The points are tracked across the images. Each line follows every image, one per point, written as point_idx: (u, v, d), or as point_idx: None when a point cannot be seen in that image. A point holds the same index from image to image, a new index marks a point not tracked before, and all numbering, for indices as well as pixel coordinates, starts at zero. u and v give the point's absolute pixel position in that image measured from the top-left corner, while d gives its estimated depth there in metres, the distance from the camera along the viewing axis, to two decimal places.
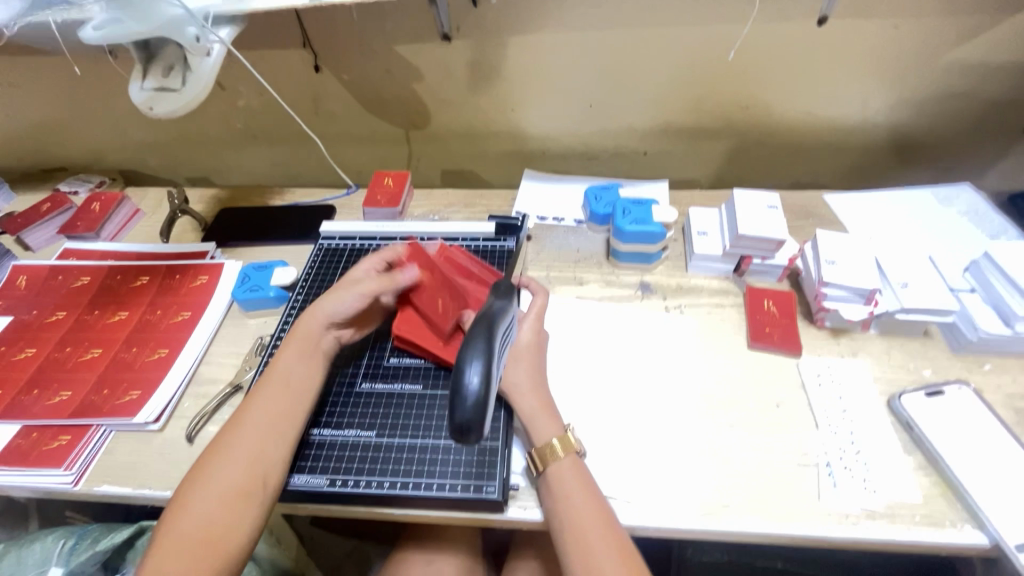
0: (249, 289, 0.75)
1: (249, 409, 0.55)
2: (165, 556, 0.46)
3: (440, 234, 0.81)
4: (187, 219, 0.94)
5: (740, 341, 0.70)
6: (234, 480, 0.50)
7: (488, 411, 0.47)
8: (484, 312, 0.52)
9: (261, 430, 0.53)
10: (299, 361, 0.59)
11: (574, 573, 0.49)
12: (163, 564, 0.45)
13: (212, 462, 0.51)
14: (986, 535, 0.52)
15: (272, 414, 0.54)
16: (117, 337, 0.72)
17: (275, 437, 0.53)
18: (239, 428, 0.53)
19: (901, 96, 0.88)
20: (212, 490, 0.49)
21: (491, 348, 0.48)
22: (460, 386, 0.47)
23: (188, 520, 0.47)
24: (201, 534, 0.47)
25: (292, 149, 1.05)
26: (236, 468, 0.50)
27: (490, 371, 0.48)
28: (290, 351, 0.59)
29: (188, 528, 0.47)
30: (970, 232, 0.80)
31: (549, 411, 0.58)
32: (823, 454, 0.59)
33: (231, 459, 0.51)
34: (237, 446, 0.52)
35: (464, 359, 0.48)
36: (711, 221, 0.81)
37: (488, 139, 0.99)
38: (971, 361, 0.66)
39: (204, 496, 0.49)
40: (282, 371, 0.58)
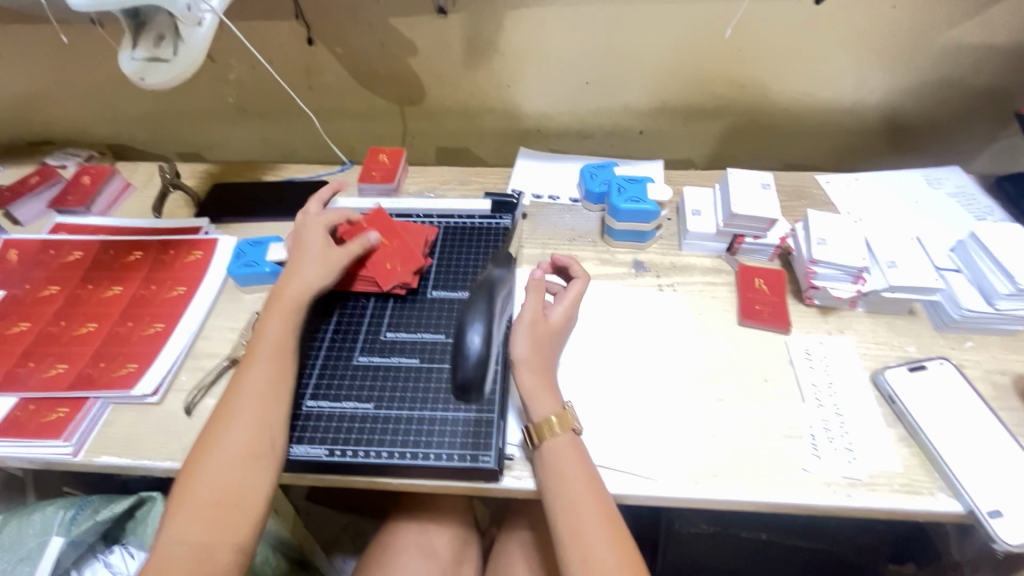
0: (244, 264, 0.75)
1: (243, 378, 0.55)
2: (186, 523, 0.47)
3: (436, 212, 0.81)
4: (179, 194, 0.93)
5: (730, 318, 0.72)
6: (241, 447, 0.51)
7: (488, 367, 0.51)
8: (486, 278, 0.55)
9: (257, 395, 0.54)
10: (284, 328, 0.59)
11: (560, 531, 0.52)
12: (185, 531, 0.47)
13: (217, 432, 0.51)
14: (960, 503, 0.54)
15: (267, 379, 0.55)
16: (111, 312, 0.72)
17: (274, 401, 0.54)
18: (235, 396, 0.54)
19: (896, 77, 0.89)
20: (221, 458, 0.50)
21: (492, 310, 0.51)
22: (462, 343, 0.50)
23: (202, 488, 0.48)
24: (217, 499, 0.48)
25: (285, 125, 1.04)
26: (241, 435, 0.51)
27: (491, 331, 0.51)
28: (276, 318, 0.60)
29: (204, 495, 0.48)
30: (959, 213, 0.81)
31: (551, 390, 0.59)
32: (810, 426, 0.61)
33: (233, 427, 0.52)
34: (238, 415, 0.52)
35: (467, 321, 0.51)
36: (705, 200, 0.81)
37: (484, 116, 0.98)
38: (953, 338, 0.68)
39: (213, 465, 0.49)
40: (268, 338, 0.58)
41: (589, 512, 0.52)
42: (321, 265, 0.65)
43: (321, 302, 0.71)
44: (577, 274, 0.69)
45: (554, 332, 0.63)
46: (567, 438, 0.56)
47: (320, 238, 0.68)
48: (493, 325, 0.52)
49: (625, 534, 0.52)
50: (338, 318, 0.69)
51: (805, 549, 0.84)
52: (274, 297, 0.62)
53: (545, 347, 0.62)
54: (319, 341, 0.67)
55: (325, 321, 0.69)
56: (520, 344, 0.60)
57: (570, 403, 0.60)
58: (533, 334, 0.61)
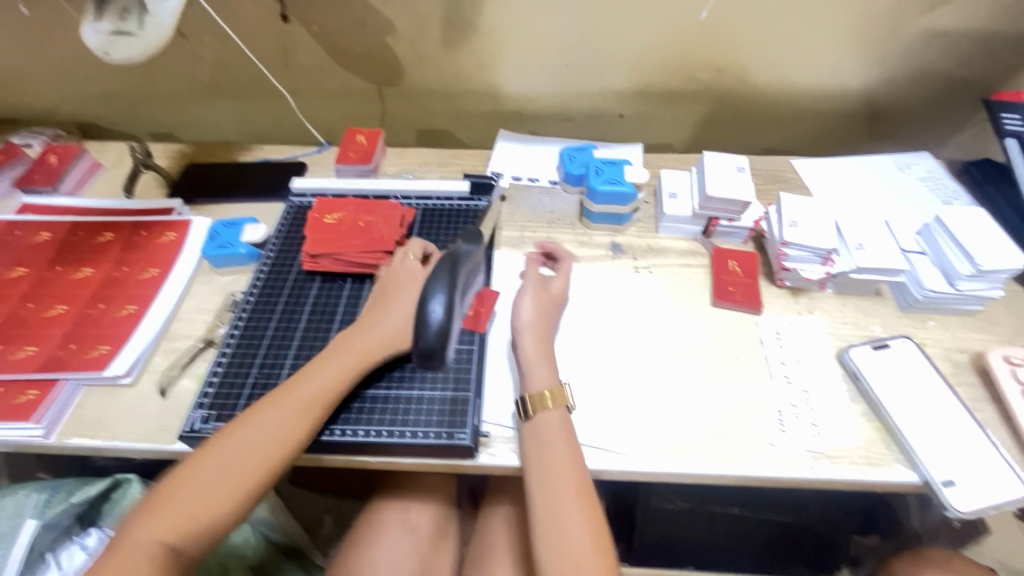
0: (219, 246, 0.74)
1: (276, 403, 0.54)
2: (156, 524, 0.47)
3: (414, 193, 0.81)
4: (150, 174, 0.91)
5: (705, 299, 0.73)
6: (240, 474, 0.50)
7: (450, 337, 0.50)
8: (450, 250, 0.53)
9: (281, 430, 0.52)
10: (344, 373, 0.57)
11: (534, 492, 0.54)
12: (152, 531, 0.47)
13: (228, 444, 0.51)
14: (916, 473, 0.57)
15: (299, 419, 0.53)
16: (81, 294, 0.71)
17: (290, 439, 0.52)
18: (263, 420, 0.53)
19: (870, 63, 0.90)
20: (218, 476, 0.49)
21: (454, 281, 0.50)
22: (422, 314, 0.49)
23: (188, 495, 0.48)
24: (194, 510, 0.48)
25: (261, 105, 1.02)
26: (247, 460, 0.51)
27: (452, 303, 0.50)
28: (338, 356, 0.58)
29: (183, 503, 0.48)
30: (927, 196, 0.84)
31: (550, 362, 0.62)
32: (777, 403, 0.62)
33: (244, 450, 0.51)
34: (252, 438, 0.52)
35: (427, 292, 0.49)
36: (682, 183, 0.82)
37: (464, 98, 0.98)
38: (917, 319, 0.70)
39: (206, 476, 0.49)
40: (325, 375, 0.56)
41: (568, 488, 0.53)
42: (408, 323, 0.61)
43: (298, 284, 0.71)
44: (565, 259, 0.74)
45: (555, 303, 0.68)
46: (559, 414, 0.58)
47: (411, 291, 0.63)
48: (455, 297, 0.50)
49: (597, 512, 0.54)
50: (315, 298, 0.69)
51: (775, 521, 0.87)
52: (351, 337, 0.60)
53: (545, 315, 0.65)
54: (295, 322, 0.67)
55: (302, 301, 0.69)
56: (523, 312, 0.64)
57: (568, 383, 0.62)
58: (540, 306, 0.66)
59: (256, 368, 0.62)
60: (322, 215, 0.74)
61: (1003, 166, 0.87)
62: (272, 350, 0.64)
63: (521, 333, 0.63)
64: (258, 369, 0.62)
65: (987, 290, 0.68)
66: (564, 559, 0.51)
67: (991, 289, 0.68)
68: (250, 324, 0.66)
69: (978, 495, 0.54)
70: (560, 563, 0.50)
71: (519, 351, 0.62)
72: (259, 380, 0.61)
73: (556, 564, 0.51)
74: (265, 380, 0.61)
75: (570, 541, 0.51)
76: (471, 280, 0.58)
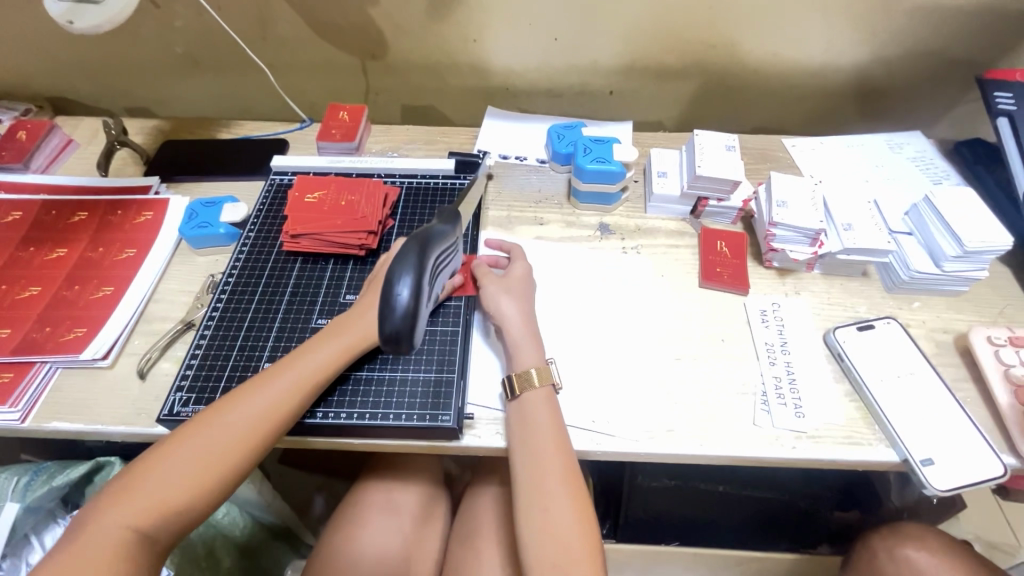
0: (197, 226, 0.72)
1: (257, 388, 0.53)
2: (124, 508, 0.46)
3: (398, 171, 0.79)
4: (126, 151, 0.88)
5: (692, 280, 0.72)
6: (210, 460, 0.49)
7: (418, 321, 0.48)
8: (423, 230, 0.51)
9: (253, 418, 0.52)
10: (328, 360, 0.56)
11: (517, 469, 0.54)
12: (122, 513, 0.46)
13: (206, 427, 0.51)
14: (896, 453, 0.57)
15: (272, 408, 0.52)
16: (56, 275, 0.69)
17: (268, 423, 0.52)
18: (237, 407, 0.52)
19: (863, 39, 0.88)
20: (191, 458, 0.49)
21: (423, 262, 0.48)
22: (388, 296, 0.46)
23: (156, 479, 0.48)
24: (163, 495, 0.48)
25: (240, 79, 0.98)
26: (222, 443, 0.50)
27: (421, 285, 0.48)
28: (321, 341, 0.57)
29: (152, 487, 0.48)
30: (917, 176, 0.83)
31: (537, 340, 0.61)
32: (761, 384, 0.63)
33: (215, 436, 0.50)
34: (228, 421, 0.51)
35: (394, 273, 0.47)
36: (671, 162, 0.81)
37: (449, 72, 0.95)
38: (902, 299, 0.70)
39: (179, 458, 0.49)
40: (304, 366, 0.55)
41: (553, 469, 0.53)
42: None
43: (279, 265, 0.69)
44: (511, 246, 0.71)
45: (526, 282, 0.66)
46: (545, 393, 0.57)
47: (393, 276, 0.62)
48: (424, 278, 0.48)
49: (582, 492, 0.54)
50: (297, 279, 0.68)
51: (758, 498, 0.89)
52: (338, 323, 0.59)
53: (524, 294, 0.65)
54: (275, 303, 0.65)
55: (282, 283, 0.67)
56: (499, 298, 0.63)
57: (554, 360, 0.62)
58: (526, 289, 0.65)
59: (236, 350, 0.61)
60: (303, 193, 0.72)
61: (994, 146, 0.86)
62: (252, 332, 0.63)
63: (503, 319, 0.62)
64: (238, 351, 0.61)
65: (973, 271, 0.68)
66: (545, 536, 0.51)
67: (976, 270, 0.68)
68: (230, 306, 0.65)
69: (956, 473, 0.55)
70: (544, 542, 0.51)
71: (506, 333, 0.61)
72: (239, 363, 0.60)
73: (538, 542, 0.51)
74: (246, 363, 0.60)
75: (553, 521, 0.52)
76: (445, 263, 0.56)
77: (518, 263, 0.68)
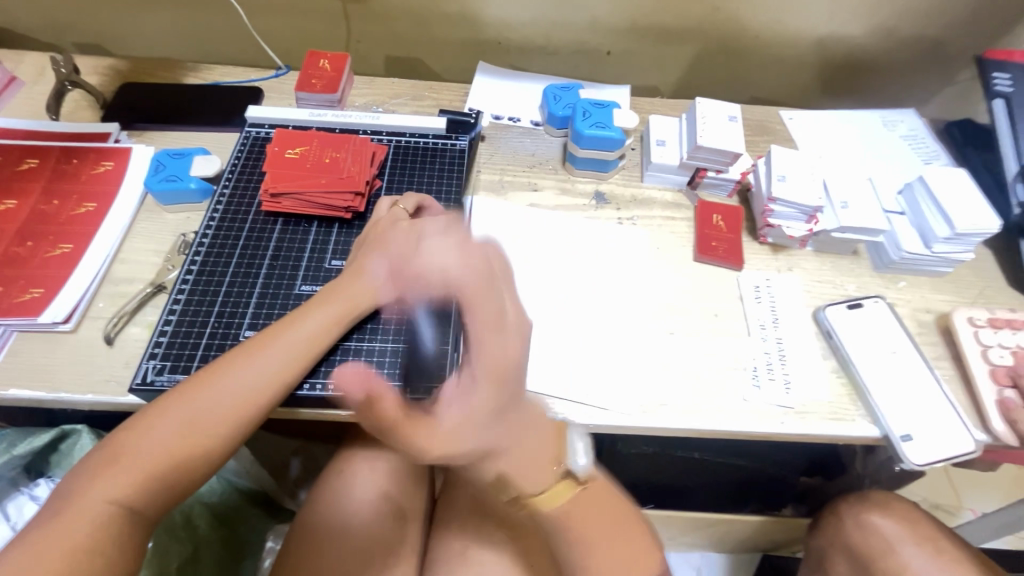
0: (165, 179, 0.66)
1: (247, 357, 0.51)
2: (109, 480, 0.43)
3: (387, 129, 0.74)
4: (78, 91, 0.80)
5: (687, 253, 0.71)
6: (203, 430, 0.47)
7: None
8: None
9: (249, 388, 0.49)
10: (322, 328, 0.54)
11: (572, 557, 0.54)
12: (105, 486, 0.43)
13: (193, 397, 0.48)
14: (877, 428, 0.59)
15: (270, 377, 0.50)
16: (5, 229, 0.63)
17: (260, 392, 0.50)
18: (230, 376, 0.49)
19: (867, 10, 0.86)
20: (179, 429, 0.46)
21: None
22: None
23: (145, 449, 0.45)
24: (150, 467, 0.45)
25: (207, 17, 0.90)
26: (213, 413, 0.48)
27: None
28: (313, 307, 0.55)
29: (138, 456, 0.45)
30: (909, 155, 0.83)
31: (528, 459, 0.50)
32: (753, 358, 0.63)
33: (205, 407, 0.48)
34: (217, 391, 0.48)
35: None
36: (670, 130, 0.78)
37: (439, 22, 0.89)
38: (889, 279, 0.71)
39: (166, 428, 0.46)
40: (299, 332, 0.53)
41: (563, 506, 0.52)
42: (385, 277, 0.58)
43: (258, 226, 0.65)
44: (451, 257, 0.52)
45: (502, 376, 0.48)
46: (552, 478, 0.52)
47: (388, 243, 0.60)
48: None
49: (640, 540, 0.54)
50: (278, 242, 0.64)
51: (722, 461, 0.88)
52: (331, 288, 0.57)
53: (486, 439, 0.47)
54: (255, 267, 0.61)
55: (263, 245, 0.63)
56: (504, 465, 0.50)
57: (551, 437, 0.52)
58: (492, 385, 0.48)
59: (214, 317, 0.57)
60: (284, 148, 0.67)
61: (983, 128, 0.86)
62: (231, 298, 0.59)
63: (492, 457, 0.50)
64: (216, 318, 0.57)
65: (960, 252, 0.69)
66: None
67: (962, 251, 0.69)
68: (205, 269, 0.61)
69: (933, 448, 0.57)
70: None
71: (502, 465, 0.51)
72: (217, 331, 0.57)
73: None
74: (225, 331, 0.57)
75: None
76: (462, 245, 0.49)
77: (490, 280, 0.50)
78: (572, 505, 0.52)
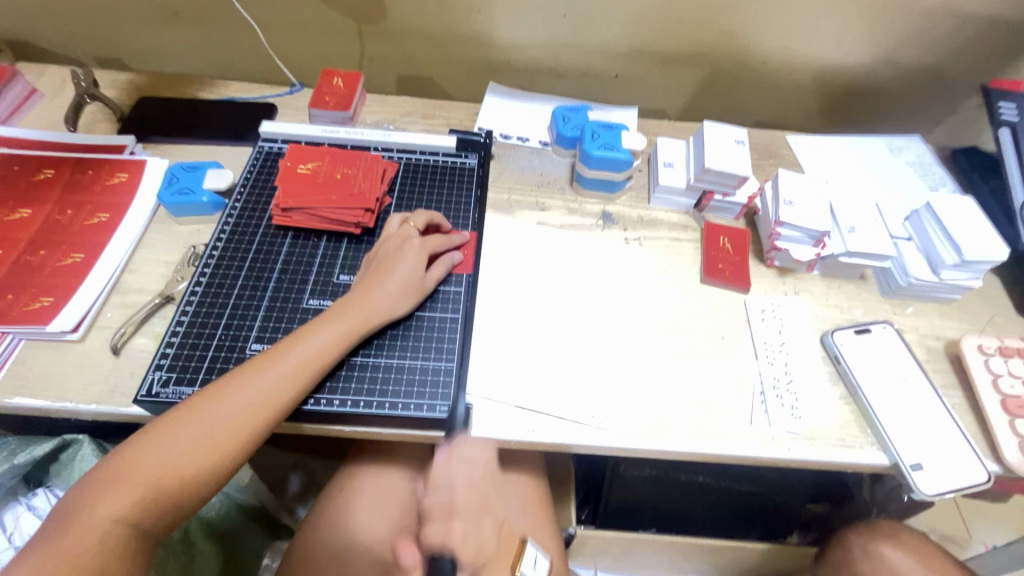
0: (177, 191, 0.67)
1: (256, 373, 0.51)
2: (114, 497, 0.43)
3: (397, 146, 0.76)
4: (97, 105, 0.81)
5: (694, 275, 0.71)
6: (211, 447, 0.47)
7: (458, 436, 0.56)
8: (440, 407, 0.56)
9: (256, 405, 0.49)
10: (331, 346, 0.54)
11: None
12: (110, 503, 0.43)
13: (201, 414, 0.48)
14: (886, 456, 0.58)
15: (278, 394, 0.50)
16: (17, 237, 0.63)
17: (268, 409, 0.50)
18: (239, 392, 0.49)
19: (874, 40, 0.88)
20: (187, 447, 0.46)
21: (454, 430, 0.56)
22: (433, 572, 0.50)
23: (151, 467, 0.45)
24: (157, 484, 0.45)
25: (224, 35, 0.92)
26: (220, 430, 0.48)
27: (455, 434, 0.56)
28: (323, 325, 0.55)
29: (145, 474, 0.45)
30: (914, 181, 0.84)
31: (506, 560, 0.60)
32: (759, 382, 0.63)
33: (213, 424, 0.48)
34: (225, 409, 0.49)
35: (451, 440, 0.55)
36: (678, 153, 0.79)
37: (450, 43, 0.90)
38: (897, 304, 0.71)
39: (174, 445, 0.46)
40: (307, 349, 0.53)
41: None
42: (394, 296, 0.58)
43: (268, 239, 0.65)
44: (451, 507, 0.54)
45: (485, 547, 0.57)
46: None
47: (399, 263, 0.60)
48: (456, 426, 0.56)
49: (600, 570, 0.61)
50: (287, 256, 0.64)
51: (726, 487, 0.87)
52: (342, 305, 0.57)
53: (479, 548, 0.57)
54: (264, 281, 0.62)
55: (272, 257, 0.64)
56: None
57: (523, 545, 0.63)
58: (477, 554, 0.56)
59: (221, 329, 0.58)
60: (296, 163, 0.68)
61: (990, 156, 0.87)
62: (238, 311, 0.59)
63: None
64: (223, 331, 0.57)
65: (968, 280, 0.69)
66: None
67: (971, 278, 0.69)
68: (214, 282, 0.61)
69: (943, 479, 0.56)
70: None
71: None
72: (224, 343, 0.57)
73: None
74: (231, 344, 0.57)
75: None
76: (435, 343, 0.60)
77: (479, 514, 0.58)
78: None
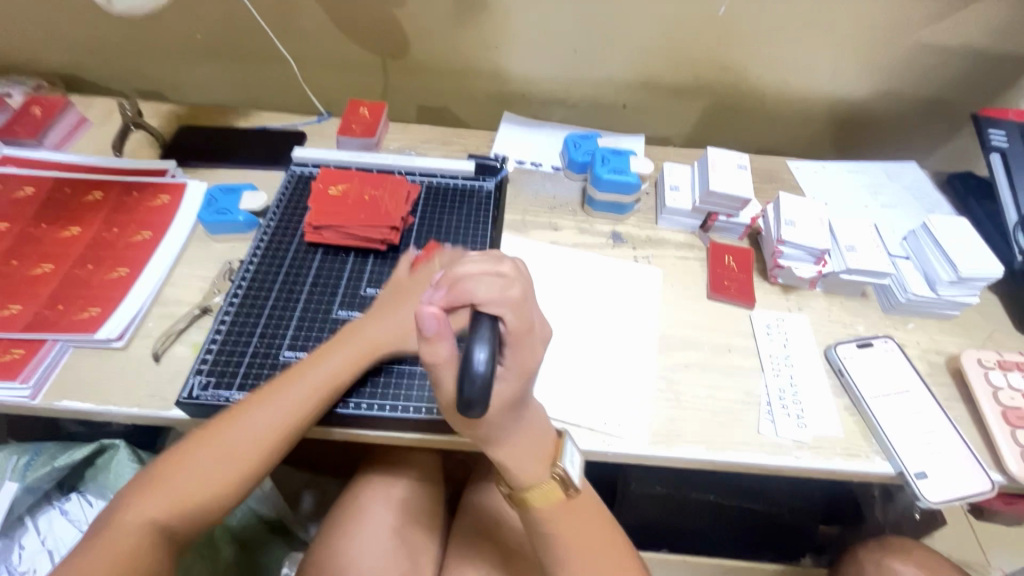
0: (216, 212, 0.72)
1: (275, 393, 0.54)
2: (148, 502, 0.48)
3: (419, 170, 0.81)
4: (141, 133, 0.87)
5: (700, 291, 0.75)
6: (233, 462, 0.51)
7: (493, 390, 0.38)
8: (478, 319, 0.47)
9: (274, 422, 0.53)
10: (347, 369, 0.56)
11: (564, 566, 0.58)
12: (143, 508, 0.48)
13: (225, 430, 0.52)
14: (891, 465, 0.60)
15: (294, 413, 0.53)
16: (68, 253, 0.68)
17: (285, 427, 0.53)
18: (259, 411, 0.53)
19: (867, 72, 0.93)
20: (211, 461, 0.51)
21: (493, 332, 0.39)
22: (464, 364, 0.37)
23: (181, 477, 0.50)
24: (186, 493, 0.50)
25: (259, 69, 0.99)
26: (241, 446, 0.52)
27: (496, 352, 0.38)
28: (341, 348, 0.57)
29: (176, 483, 0.49)
30: (911, 204, 0.87)
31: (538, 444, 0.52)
32: (765, 393, 0.65)
33: (235, 440, 0.52)
34: (247, 426, 0.52)
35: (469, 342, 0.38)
36: (684, 177, 0.83)
37: (468, 76, 0.97)
38: (898, 320, 0.74)
39: (200, 459, 0.51)
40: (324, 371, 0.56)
41: (556, 504, 0.54)
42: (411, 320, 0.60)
43: (300, 256, 0.70)
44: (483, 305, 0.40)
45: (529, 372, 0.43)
46: (543, 478, 0.53)
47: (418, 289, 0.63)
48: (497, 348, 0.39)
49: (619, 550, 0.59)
50: (317, 271, 0.68)
51: (735, 503, 0.88)
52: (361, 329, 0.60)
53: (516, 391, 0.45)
54: (296, 293, 0.66)
55: (304, 272, 0.68)
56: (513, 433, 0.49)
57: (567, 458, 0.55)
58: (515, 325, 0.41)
59: (256, 338, 0.61)
60: (327, 186, 0.73)
61: (984, 181, 0.90)
62: (273, 320, 0.63)
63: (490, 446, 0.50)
64: (258, 339, 0.61)
65: (965, 296, 0.71)
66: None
67: (968, 295, 0.71)
68: (250, 294, 0.65)
69: (947, 487, 0.58)
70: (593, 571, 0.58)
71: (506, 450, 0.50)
72: (259, 350, 0.60)
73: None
74: (266, 351, 0.60)
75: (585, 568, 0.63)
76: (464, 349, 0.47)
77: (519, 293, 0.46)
78: (560, 508, 0.54)
